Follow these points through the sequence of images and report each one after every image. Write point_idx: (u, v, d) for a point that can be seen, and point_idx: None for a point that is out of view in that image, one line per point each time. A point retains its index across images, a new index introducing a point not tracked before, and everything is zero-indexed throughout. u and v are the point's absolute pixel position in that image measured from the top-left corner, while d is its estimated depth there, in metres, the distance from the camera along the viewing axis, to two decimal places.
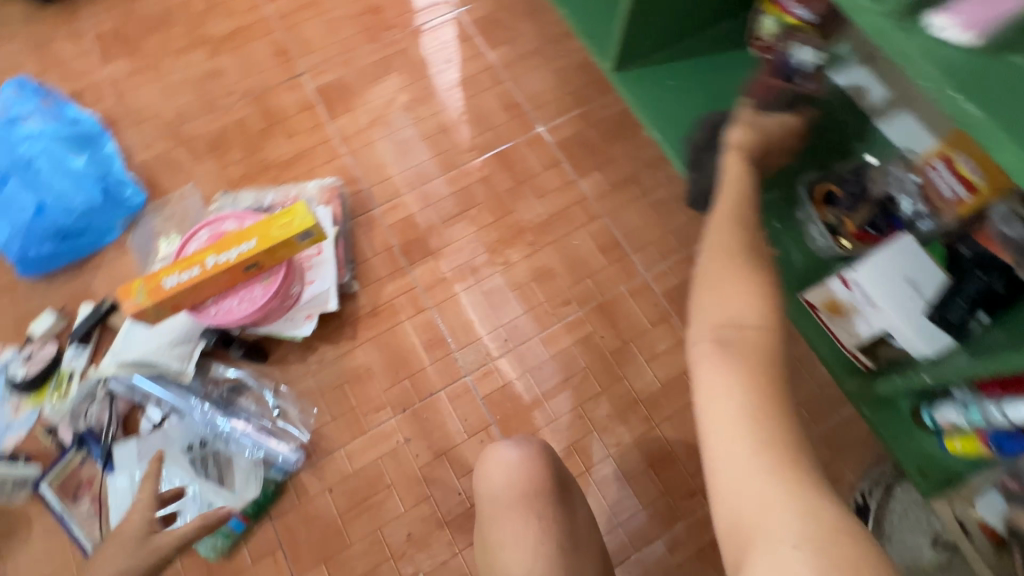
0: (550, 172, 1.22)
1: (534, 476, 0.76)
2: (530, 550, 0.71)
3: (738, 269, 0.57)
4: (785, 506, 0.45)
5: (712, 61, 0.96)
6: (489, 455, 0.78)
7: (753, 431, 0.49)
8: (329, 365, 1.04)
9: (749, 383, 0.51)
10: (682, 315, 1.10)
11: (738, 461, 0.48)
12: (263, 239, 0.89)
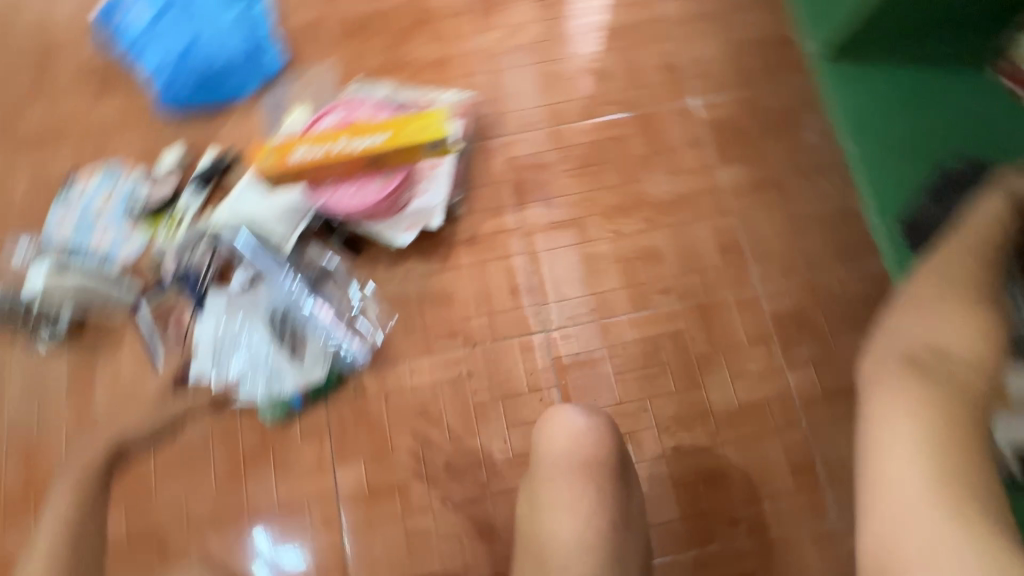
0: (690, 151, 1.12)
1: (598, 449, 0.73)
2: (581, 520, 0.69)
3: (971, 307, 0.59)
4: (956, 542, 0.48)
5: (932, 81, 1.07)
6: (555, 416, 0.76)
7: (932, 456, 0.52)
8: (415, 279, 1.03)
9: (939, 411, 0.55)
10: (785, 341, 1.01)
11: (911, 483, 0.52)
12: (393, 140, 0.90)
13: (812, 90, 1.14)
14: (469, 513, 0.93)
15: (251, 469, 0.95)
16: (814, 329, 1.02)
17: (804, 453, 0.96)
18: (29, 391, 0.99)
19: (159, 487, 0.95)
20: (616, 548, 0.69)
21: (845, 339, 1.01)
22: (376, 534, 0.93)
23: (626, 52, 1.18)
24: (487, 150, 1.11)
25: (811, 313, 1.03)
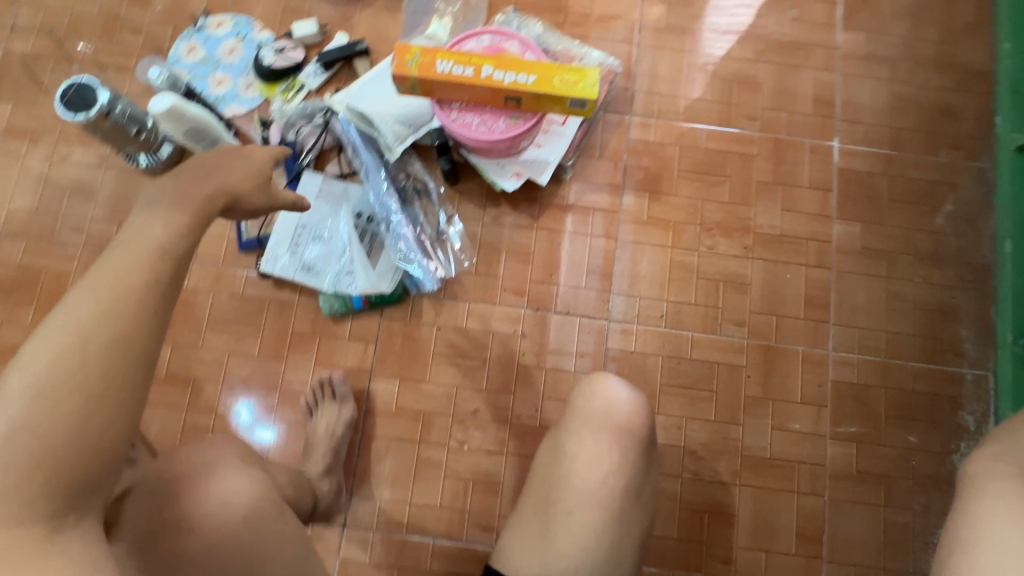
0: (813, 194, 1.07)
1: (636, 420, 0.71)
2: (598, 474, 0.68)
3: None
4: None
5: None
6: (602, 379, 0.74)
7: None
8: (502, 227, 1.02)
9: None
10: (837, 412, 0.99)
11: None
12: (543, 83, 0.84)
13: (960, 174, 1.07)
14: (481, 462, 0.96)
15: (296, 351, 0.98)
16: (869, 411, 0.99)
17: (814, 523, 0.96)
18: (114, 208, 1.02)
19: (207, 336, 0.98)
20: (625, 519, 0.67)
21: (897, 430, 0.99)
22: (390, 450, 0.96)
23: (784, 70, 1.11)
24: (611, 123, 1.08)
25: (874, 394, 1.00)
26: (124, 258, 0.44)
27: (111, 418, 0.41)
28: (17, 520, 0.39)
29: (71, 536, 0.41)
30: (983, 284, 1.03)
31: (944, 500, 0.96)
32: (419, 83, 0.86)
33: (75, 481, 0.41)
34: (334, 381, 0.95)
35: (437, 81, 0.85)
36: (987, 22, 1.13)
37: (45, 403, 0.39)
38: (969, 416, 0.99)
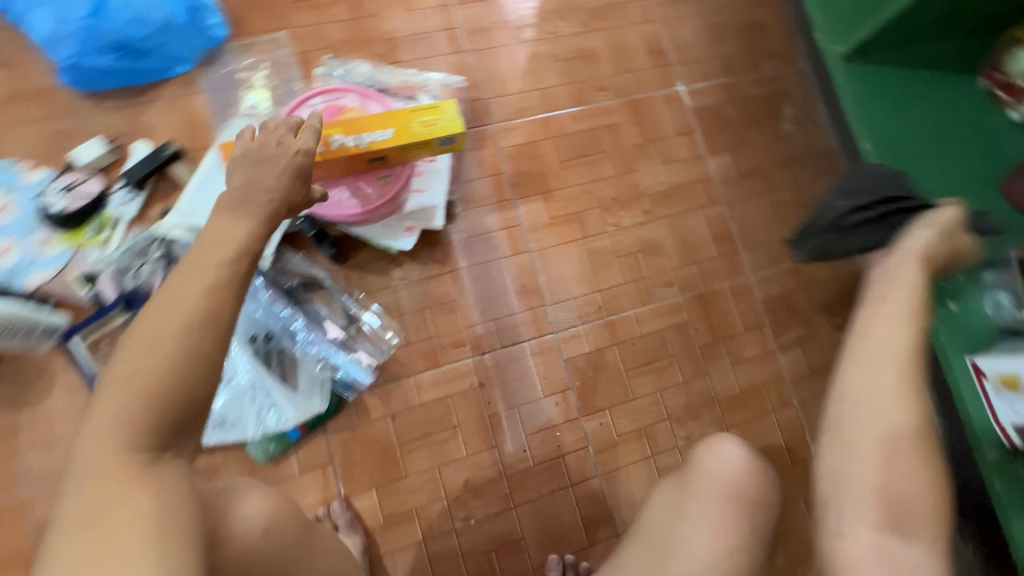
0: (682, 139, 1.11)
1: (755, 485, 0.66)
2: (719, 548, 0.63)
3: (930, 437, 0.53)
4: None
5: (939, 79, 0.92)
6: (713, 443, 0.69)
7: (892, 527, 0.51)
8: (414, 285, 0.95)
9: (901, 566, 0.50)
10: (776, 326, 1.07)
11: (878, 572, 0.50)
12: (402, 132, 0.77)
13: (787, 79, 1.18)
14: (494, 527, 0.90)
15: None
16: (798, 312, 1.08)
17: (796, 430, 1.04)
18: None
19: None
20: None
21: (825, 319, 1.09)
22: (398, 564, 0.87)
23: (612, 32, 1.13)
24: (478, 139, 1.03)
25: (797, 296, 1.09)
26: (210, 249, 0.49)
27: (199, 372, 0.45)
28: (128, 445, 0.44)
29: (166, 468, 0.45)
30: (839, 167, 1.15)
31: None
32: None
33: (175, 420, 0.45)
34: (333, 512, 0.85)
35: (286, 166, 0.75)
36: None
37: (151, 351, 0.45)
38: None
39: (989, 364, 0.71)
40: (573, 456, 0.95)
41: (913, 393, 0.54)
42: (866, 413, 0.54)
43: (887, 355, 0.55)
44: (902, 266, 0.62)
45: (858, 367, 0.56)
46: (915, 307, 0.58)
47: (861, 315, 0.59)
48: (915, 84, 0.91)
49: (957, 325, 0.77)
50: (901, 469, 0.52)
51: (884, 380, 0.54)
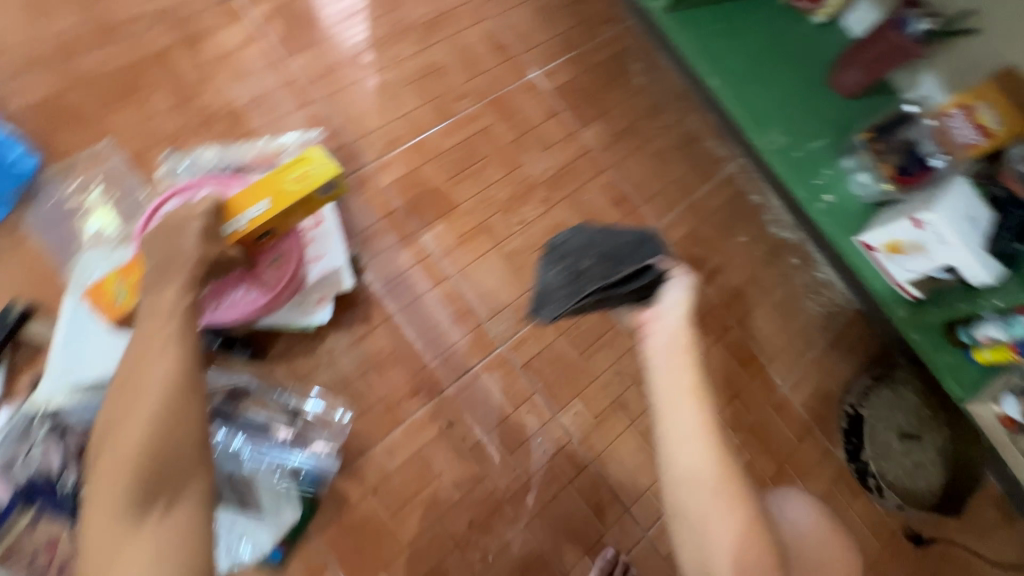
0: (552, 121, 1.14)
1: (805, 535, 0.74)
2: None
3: (737, 485, 0.63)
4: None
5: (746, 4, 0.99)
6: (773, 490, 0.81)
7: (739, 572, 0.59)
8: (347, 353, 0.90)
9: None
10: (695, 262, 1.13)
11: None
12: (279, 196, 0.72)
13: (623, 37, 1.24)
14: (513, 555, 0.89)
15: None
16: (709, 243, 1.15)
17: (744, 348, 1.11)
18: None
19: None
20: None
21: (733, 241, 1.17)
22: None
23: (450, 40, 1.13)
24: (357, 185, 0.99)
25: (701, 229, 1.16)
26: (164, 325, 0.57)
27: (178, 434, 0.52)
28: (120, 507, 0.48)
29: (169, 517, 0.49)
30: (697, 103, 1.24)
31: (790, 261, 1.18)
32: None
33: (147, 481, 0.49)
34: None
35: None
36: None
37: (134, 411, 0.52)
38: (756, 195, 1.21)
39: (875, 236, 0.78)
40: (562, 455, 0.95)
41: (713, 453, 0.64)
42: (690, 483, 0.64)
43: (684, 435, 0.65)
44: (677, 328, 0.70)
45: (671, 448, 0.66)
46: (690, 373, 0.68)
47: (653, 395, 0.69)
48: (729, 17, 0.96)
49: (840, 215, 0.83)
50: (723, 512, 0.62)
51: (688, 452, 0.64)
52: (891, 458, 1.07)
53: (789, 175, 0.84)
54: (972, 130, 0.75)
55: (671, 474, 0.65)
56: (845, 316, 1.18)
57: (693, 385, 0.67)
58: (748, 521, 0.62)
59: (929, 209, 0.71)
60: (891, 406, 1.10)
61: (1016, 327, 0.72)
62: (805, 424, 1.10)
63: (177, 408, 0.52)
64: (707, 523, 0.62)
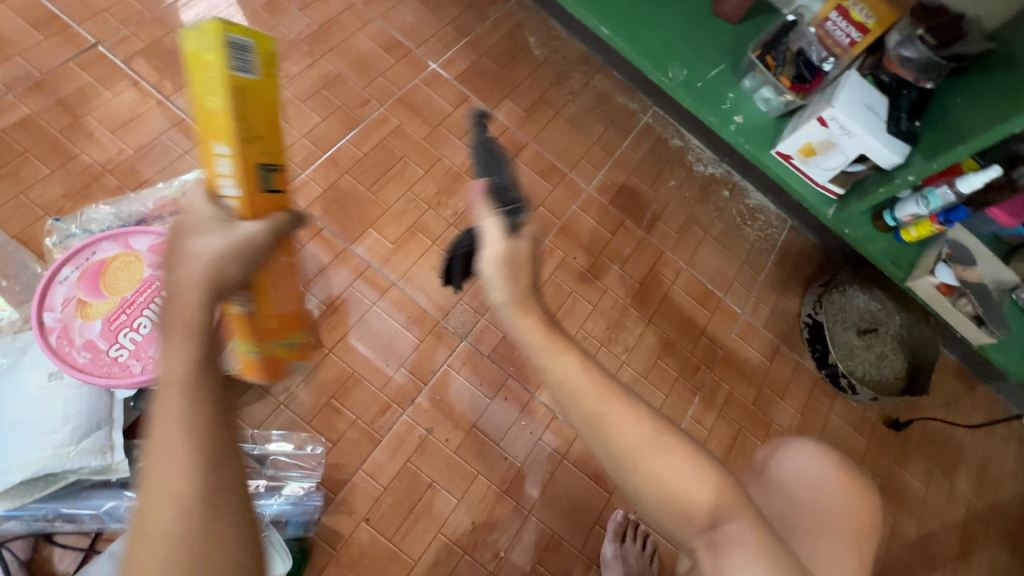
0: (462, 108, 1.12)
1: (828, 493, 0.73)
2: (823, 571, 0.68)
3: (687, 445, 0.54)
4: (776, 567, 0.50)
5: None
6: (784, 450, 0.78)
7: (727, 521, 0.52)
8: (305, 384, 0.85)
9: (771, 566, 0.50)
10: (633, 215, 1.14)
11: None
12: (214, 126, 0.46)
13: (514, 13, 1.24)
14: (525, 544, 0.87)
15: None
16: (643, 194, 1.17)
17: (697, 286, 1.13)
18: None
19: None
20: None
21: (664, 187, 1.19)
22: None
23: (340, 48, 1.10)
24: None
25: (632, 182, 1.17)
26: (165, 397, 0.39)
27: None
28: None
29: None
30: (599, 63, 1.25)
31: (720, 194, 1.22)
32: (282, 341, 0.64)
33: None
34: None
35: (276, 306, 0.60)
36: None
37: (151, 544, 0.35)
38: (676, 139, 1.23)
39: (789, 144, 0.80)
40: (550, 432, 0.94)
41: (649, 425, 0.55)
42: (650, 475, 0.53)
43: (611, 424, 0.54)
44: (523, 320, 0.59)
45: (607, 445, 0.55)
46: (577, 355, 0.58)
47: (557, 394, 0.58)
48: None
49: (752, 133, 0.85)
50: (693, 485, 0.53)
51: (613, 419, 0.54)
52: (852, 354, 1.13)
53: (696, 106, 0.85)
54: (850, 28, 0.79)
55: (609, 450, 0.55)
56: (783, 234, 1.23)
57: (583, 371, 0.57)
58: (717, 476, 0.53)
59: (831, 106, 0.73)
60: (839, 308, 1.15)
61: (934, 199, 0.76)
62: (773, 344, 1.13)
63: (201, 545, 0.36)
64: (679, 485, 0.53)
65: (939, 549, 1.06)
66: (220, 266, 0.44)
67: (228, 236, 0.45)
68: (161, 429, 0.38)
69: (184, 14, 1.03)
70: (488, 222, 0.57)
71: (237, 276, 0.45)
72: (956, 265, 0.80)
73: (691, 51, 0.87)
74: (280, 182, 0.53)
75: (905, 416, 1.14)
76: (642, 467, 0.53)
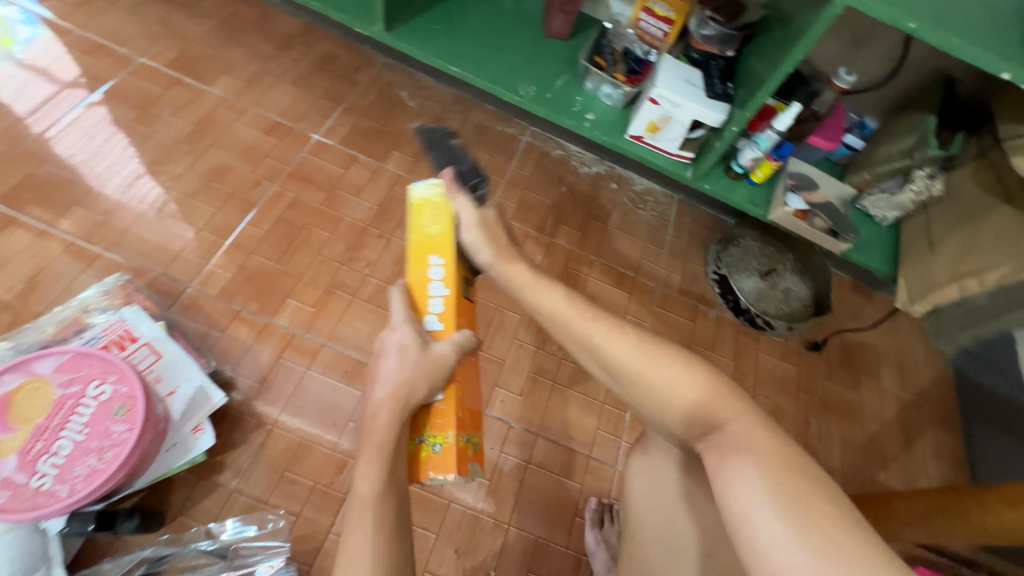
0: (352, 168, 1.18)
1: None
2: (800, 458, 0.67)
3: (676, 348, 0.54)
4: (777, 448, 0.44)
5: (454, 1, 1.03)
6: None
7: (709, 396, 0.50)
8: (255, 466, 0.85)
9: (771, 456, 0.44)
10: (536, 225, 1.23)
11: (747, 463, 0.44)
12: (443, 247, 0.64)
13: (381, 74, 1.33)
14: (512, 556, 0.89)
15: None
16: (539, 204, 1.26)
17: (611, 272, 1.21)
18: None
19: None
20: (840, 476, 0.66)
21: (557, 193, 1.29)
22: None
23: (220, 141, 1.14)
24: (189, 307, 0.96)
25: (527, 196, 1.26)
26: (363, 518, 0.51)
27: None
28: None
29: None
30: (471, 100, 1.36)
31: (609, 187, 1.33)
32: (464, 434, 0.63)
33: None
34: None
35: (461, 391, 0.64)
36: (266, 2, 1.35)
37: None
38: (557, 150, 1.35)
39: (637, 125, 0.92)
40: (509, 441, 0.97)
41: (636, 338, 0.55)
42: (636, 388, 0.54)
43: (597, 341, 0.56)
44: (512, 269, 0.63)
45: (602, 366, 0.56)
46: (568, 295, 0.60)
47: (551, 326, 0.60)
48: (443, 16, 1.00)
49: (606, 125, 0.96)
50: (676, 384, 0.51)
51: (614, 336, 0.55)
52: (761, 294, 1.24)
53: (551, 114, 0.95)
54: (659, 23, 0.92)
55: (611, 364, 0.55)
56: (673, 208, 1.35)
57: (563, 304, 0.59)
58: (704, 371, 0.51)
59: (657, 87, 0.86)
60: (739, 257, 1.28)
61: (762, 142, 0.91)
62: (692, 306, 1.22)
63: None
64: (669, 383, 0.52)
65: (885, 445, 1.16)
66: (410, 383, 0.56)
67: (423, 354, 0.58)
68: (357, 510, 0.52)
69: (56, 143, 1.06)
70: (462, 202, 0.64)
71: (423, 395, 0.57)
72: (802, 192, 0.94)
73: (534, 71, 0.98)
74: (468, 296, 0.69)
75: (822, 337, 1.25)
76: (641, 373, 0.53)
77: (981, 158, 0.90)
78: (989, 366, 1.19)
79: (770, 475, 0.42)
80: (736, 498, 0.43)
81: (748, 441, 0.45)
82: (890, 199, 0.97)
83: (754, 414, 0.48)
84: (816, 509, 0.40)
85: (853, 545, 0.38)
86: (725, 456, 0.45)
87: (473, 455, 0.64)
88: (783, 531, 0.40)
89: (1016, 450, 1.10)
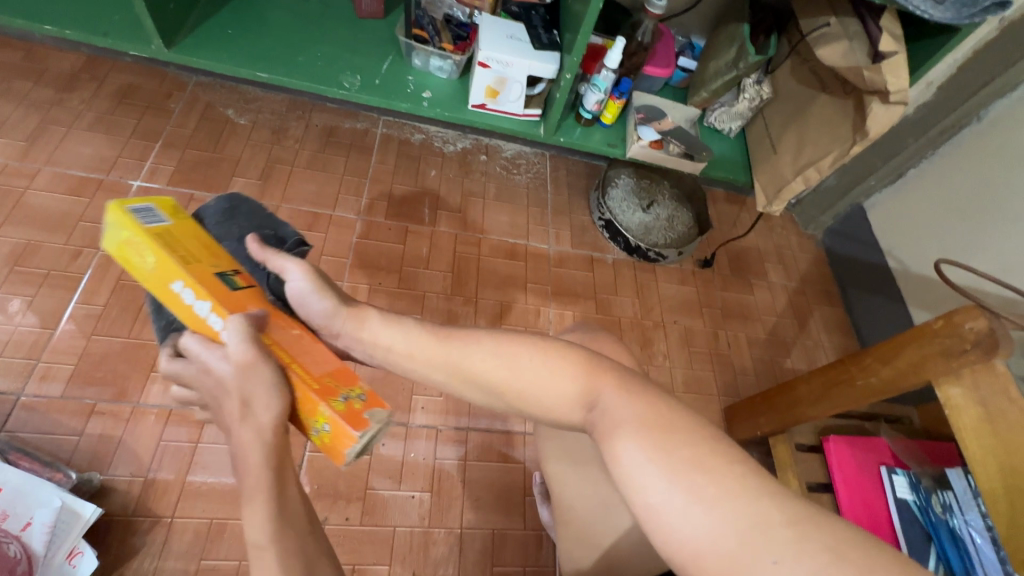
0: (193, 206, 1.05)
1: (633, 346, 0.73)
2: None
3: (540, 339, 0.49)
4: (657, 410, 0.43)
5: None
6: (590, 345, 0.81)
7: (584, 373, 0.47)
8: (163, 566, 0.76)
9: (653, 426, 0.42)
10: (414, 218, 1.16)
11: (627, 448, 0.41)
12: (167, 272, 0.48)
13: (197, 95, 1.18)
14: (471, 558, 0.86)
15: None
16: (411, 194, 1.19)
17: (502, 247, 1.19)
18: None
19: None
20: None
21: (427, 178, 1.23)
22: None
23: (15, 215, 0.96)
24: (31, 417, 0.82)
25: (396, 189, 1.19)
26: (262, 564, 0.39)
27: None
28: None
29: None
30: (310, 102, 1.25)
31: (478, 159, 1.29)
32: (338, 393, 0.47)
33: None
34: None
35: (306, 364, 0.49)
36: (29, 39, 1.14)
37: None
38: (416, 134, 1.28)
39: (476, 95, 0.89)
40: (442, 445, 0.93)
41: (491, 343, 0.50)
42: (520, 401, 0.49)
43: (465, 365, 0.49)
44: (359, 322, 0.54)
45: (478, 392, 0.50)
46: (419, 326, 0.53)
47: (410, 372, 0.53)
48: (237, 19, 0.90)
49: (444, 100, 0.91)
50: (547, 377, 0.48)
51: (473, 358, 0.49)
52: (649, 228, 1.27)
53: (385, 100, 0.89)
54: None
55: (469, 382, 0.50)
56: (547, 165, 1.34)
57: (419, 339, 0.52)
58: (571, 359, 0.48)
59: (482, 50, 0.82)
60: (621, 200, 1.29)
61: (601, 82, 0.91)
62: (587, 256, 1.23)
63: None
64: (539, 377, 0.47)
65: (784, 335, 1.25)
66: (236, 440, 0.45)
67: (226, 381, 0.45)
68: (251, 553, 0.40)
69: None
70: (284, 259, 0.56)
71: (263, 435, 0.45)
72: (652, 122, 0.96)
73: (354, 58, 0.91)
74: (244, 282, 0.53)
75: (710, 252, 1.31)
76: (516, 374, 0.48)
77: (794, 56, 0.95)
78: (850, 238, 1.32)
79: (650, 440, 0.41)
80: (630, 475, 0.40)
81: (621, 417, 0.43)
82: (729, 110, 1.04)
83: (618, 378, 0.47)
84: (699, 458, 0.39)
85: (734, 483, 0.37)
86: (608, 436, 0.43)
87: (370, 402, 0.48)
88: (668, 487, 0.38)
89: (885, 305, 1.23)
